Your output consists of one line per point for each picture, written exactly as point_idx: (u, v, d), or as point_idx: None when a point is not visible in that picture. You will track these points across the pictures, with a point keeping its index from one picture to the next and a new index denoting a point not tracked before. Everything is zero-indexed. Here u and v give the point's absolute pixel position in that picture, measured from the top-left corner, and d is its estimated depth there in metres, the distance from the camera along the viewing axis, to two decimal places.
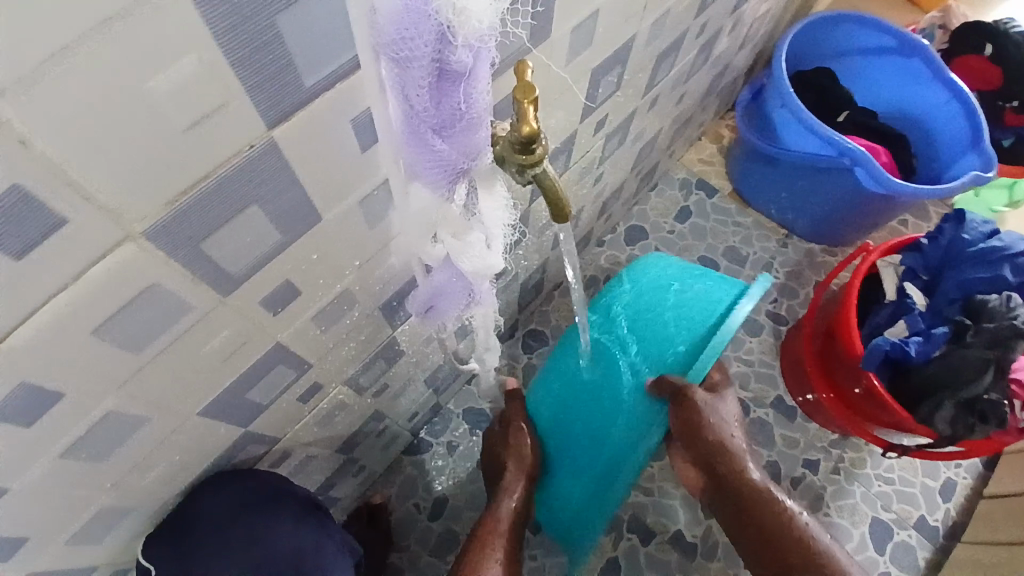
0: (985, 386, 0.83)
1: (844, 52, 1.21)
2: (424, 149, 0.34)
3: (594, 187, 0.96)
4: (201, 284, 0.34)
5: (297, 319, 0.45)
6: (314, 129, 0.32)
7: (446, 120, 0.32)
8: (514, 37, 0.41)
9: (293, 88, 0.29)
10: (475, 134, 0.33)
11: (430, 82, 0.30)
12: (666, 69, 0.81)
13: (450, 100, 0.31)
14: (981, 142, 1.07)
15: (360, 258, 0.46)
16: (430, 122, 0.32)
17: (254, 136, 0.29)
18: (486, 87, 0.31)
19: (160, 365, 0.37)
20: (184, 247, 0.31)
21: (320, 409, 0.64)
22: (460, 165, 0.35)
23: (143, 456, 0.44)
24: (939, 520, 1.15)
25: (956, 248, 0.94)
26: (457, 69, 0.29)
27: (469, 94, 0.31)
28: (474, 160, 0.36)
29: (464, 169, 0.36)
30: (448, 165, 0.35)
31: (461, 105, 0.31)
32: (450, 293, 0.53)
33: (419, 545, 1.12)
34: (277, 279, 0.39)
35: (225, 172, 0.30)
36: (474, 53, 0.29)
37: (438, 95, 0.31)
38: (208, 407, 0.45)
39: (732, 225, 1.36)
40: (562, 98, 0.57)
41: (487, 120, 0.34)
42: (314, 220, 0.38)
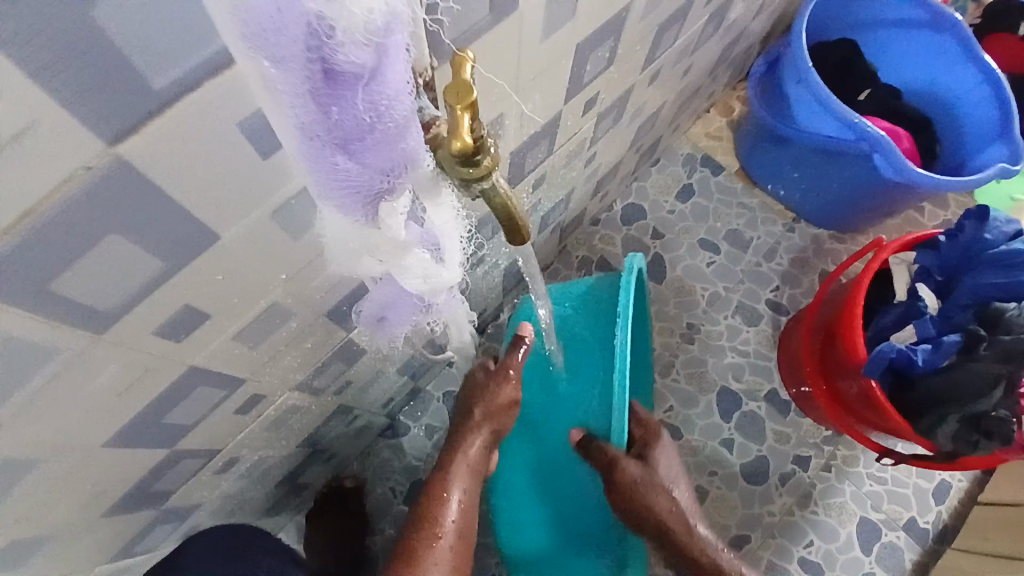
0: (993, 402, 0.77)
1: (867, 23, 1.10)
2: (332, 168, 0.28)
3: (586, 167, 0.88)
4: (64, 326, 0.28)
5: (214, 340, 0.39)
6: (184, 138, 0.25)
7: (351, 134, 0.26)
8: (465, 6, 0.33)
9: (137, 95, 0.22)
10: (395, 146, 0.28)
11: (316, 88, 0.24)
12: (670, 40, 0.72)
13: (350, 109, 0.25)
14: (1011, 130, 0.98)
15: (287, 271, 0.40)
16: (331, 137, 0.26)
17: (89, 156, 0.22)
18: (398, 88, 0.26)
19: (35, 411, 0.31)
20: (24, 290, 0.25)
21: (267, 415, 0.59)
22: (381, 182, 0.30)
23: (41, 494, 0.38)
24: (930, 522, 1.11)
25: (976, 249, 0.87)
26: (351, 70, 0.24)
27: (373, 98, 0.25)
28: (396, 176, 0.30)
29: (387, 187, 0.31)
30: (366, 183, 0.29)
31: (364, 115, 0.25)
32: (401, 302, 0.48)
33: (393, 529, 1.09)
34: (173, 304, 0.33)
35: (61, 201, 0.23)
36: (374, 51, 0.23)
37: (331, 104, 0.25)
38: (116, 438, 0.39)
39: (736, 206, 1.28)
40: (539, 79, 0.49)
41: (410, 128, 0.28)
42: (209, 241, 0.31)
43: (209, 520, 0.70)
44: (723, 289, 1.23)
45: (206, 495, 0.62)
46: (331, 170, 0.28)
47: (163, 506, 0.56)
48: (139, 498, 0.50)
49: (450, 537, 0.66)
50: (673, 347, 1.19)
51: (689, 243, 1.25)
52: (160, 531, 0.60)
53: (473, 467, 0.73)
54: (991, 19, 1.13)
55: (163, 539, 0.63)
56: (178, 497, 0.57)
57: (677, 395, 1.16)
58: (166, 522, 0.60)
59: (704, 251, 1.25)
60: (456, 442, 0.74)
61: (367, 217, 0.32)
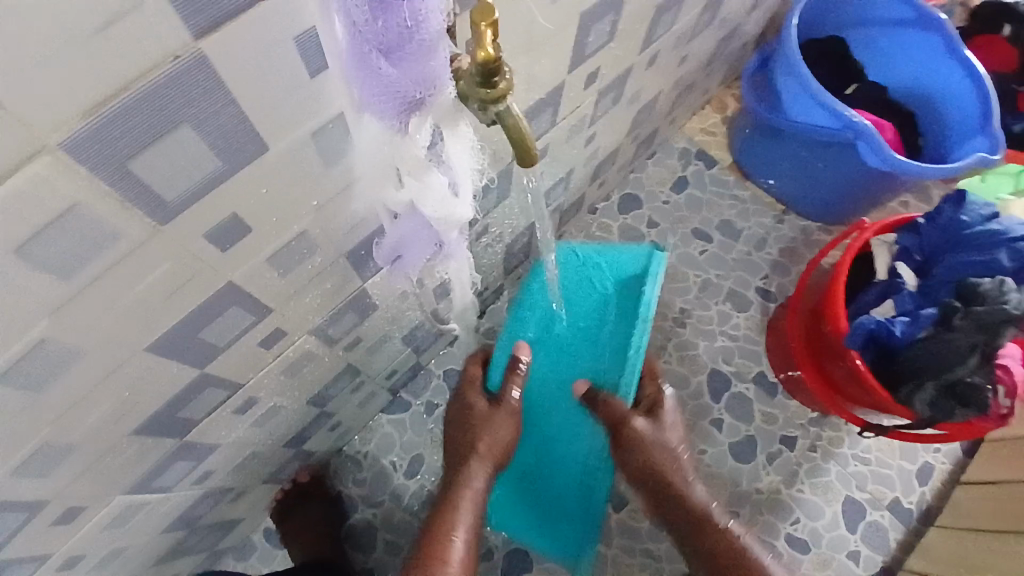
0: (969, 369, 0.83)
1: (856, 20, 1.16)
2: (376, 74, 0.34)
3: (586, 148, 0.92)
4: (133, 210, 0.33)
5: (250, 258, 0.44)
6: (249, 43, 0.30)
7: (392, 41, 0.32)
8: None
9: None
10: (427, 59, 0.33)
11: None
12: (666, 24, 0.77)
13: (395, 16, 0.31)
14: (991, 125, 1.03)
15: (317, 198, 0.44)
16: (375, 41, 0.32)
17: (176, 46, 0.27)
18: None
19: (98, 293, 0.36)
20: (108, 166, 0.30)
21: (286, 357, 0.62)
22: (414, 93, 0.35)
23: (83, 392, 0.42)
24: (913, 503, 1.15)
25: (952, 229, 0.92)
26: None
27: (415, 10, 0.31)
28: (428, 90, 0.35)
29: (420, 101, 0.36)
30: (401, 92, 0.35)
31: (406, 21, 0.31)
32: (415, 241, 0.52)
33: (394, 502, 1.10)
34: (222, 212, 0.37)
35: (145, 85, 0.28)
36: None
37: (380, 11, 0.31)
38: (156, 344, 0.44)
39: (728, 198, 1.33)
40: (545, 43, 0.54)
41: (443, 48, 0.34)
42: (259, 149, 0.36)
43: (223, 467, 0.74)
44: (715, 276, 1.27)
45: (223, 436, 0.66)
46: (372, 74, 0.34)
47: (187, 437, 0.59)
48: (166, 423, 0.54)
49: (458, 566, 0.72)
50: (666, 331, 1.23)
51: (682, 232, 1.30)
52: (179, 468, 0.63)
53: (475, 502, 0.76)
54: (972, 23, 1.20)
55: (179, 479, 0.66)
56: (200, 432, 0.60)
57: (669, 376, 1.20)
58: (185, 459, 0.63)
59: (697, 240, 1.30)
60: (459, 480, 0.78)
61: (398, 126, 0.38)
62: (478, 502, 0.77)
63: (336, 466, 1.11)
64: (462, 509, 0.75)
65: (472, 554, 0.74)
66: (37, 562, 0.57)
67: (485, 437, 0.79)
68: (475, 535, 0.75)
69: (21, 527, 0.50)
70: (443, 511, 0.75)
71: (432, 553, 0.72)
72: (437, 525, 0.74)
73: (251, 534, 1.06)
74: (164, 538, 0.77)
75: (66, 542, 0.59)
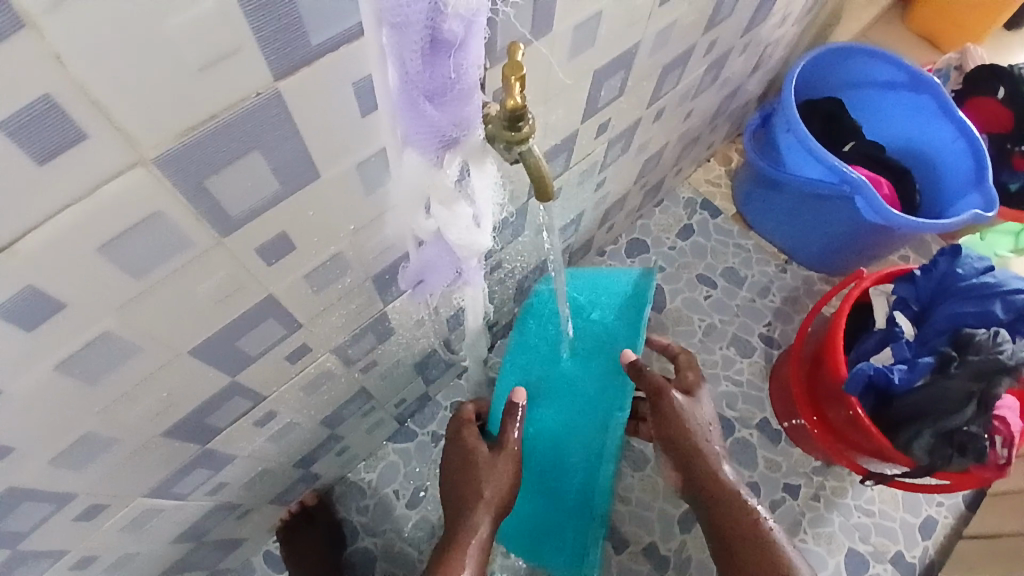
0: (966, 418, 0.85)
1: (854, 83, 1.24)
2: (418, 116, 0.39)
3: (595, 192, 0.98)
4: (203, 221, 0.38)
5: (289, 274, 0.49)
6: (319, 85, 0.36)
7: (437, 88, 0.38)
8: (503, 15, 0.43)
9: (301, 44, 0.33)
10: (463, 105, 0.39)
11: (425, 48, 0.35)
12: (673, 81, 0.84)
13: (442, 68, 0.36)
14: (984, 181, 1.09)
15: (355, 223, 0.50)
16: (423, 89, 0.37)
17: (259, 86, 0.34)
18: (473, 56, 0.37)
19: (159, 295, 0.40)
20: (190, 181, 0.35)
21: (307, 373, 0.66)
22: (450, 132, 0.41)
23: (127, 387, 0.46)
24: (917, 557, 1.14)
25: (948, 282, 0.96)
26: (449, 38, 0.35)
27: (459, 63, 0.37)
28: (461, 129, 0.41)
29: (453, 138, 0.42)
30: (439, 130, 0.41)
31: (452, 73, 0.37)
32: (437, 268, 0.58)
33: (395, 531, 1.10)
34: (274, 228, 0.43)
35: (227, 116, 0.34)
36: (465, 27, 0.35)
37: (431, 63, 0.36)
38: (199, 348, 0.48)
39: (733, 246, 1.38)
40: (561, 95, 0.60)
41: (476, 95, 0.40)
42: (311, 176, 0.42)
43: (235, 481, 0.76)
44: (719, 321, 1.30)
45: (241, 448, 0.69)
46: (417, 115, 0.39)
47: (209, 445, 0.62)
48: (193, 428, 0.57)
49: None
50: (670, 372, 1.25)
51: (688, 278, 1.34)
52: (197, 476, 0.66)
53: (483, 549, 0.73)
54: (963, 90, 1.27)
55: (194, 488, 0.68)
56: (222, 441, 0.63)
57: None
58: (204, 467, 0.65)
59: (702, 286, 1.33)
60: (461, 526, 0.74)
61: (435, 160, 0.44)
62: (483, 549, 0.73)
63: (340, 492, 1.11)
64: (467, 557, 0.72)
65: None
66: (52, 558, 0.59)
67: (489, 484, 0.76)
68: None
69: (46, 518, 0.53)
70: (448, 554, 0.73)
71: None
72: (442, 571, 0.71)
73: (252, 557, 1.06)
74: (171, 549, 0.79)
75: (82, 541, 0.61)
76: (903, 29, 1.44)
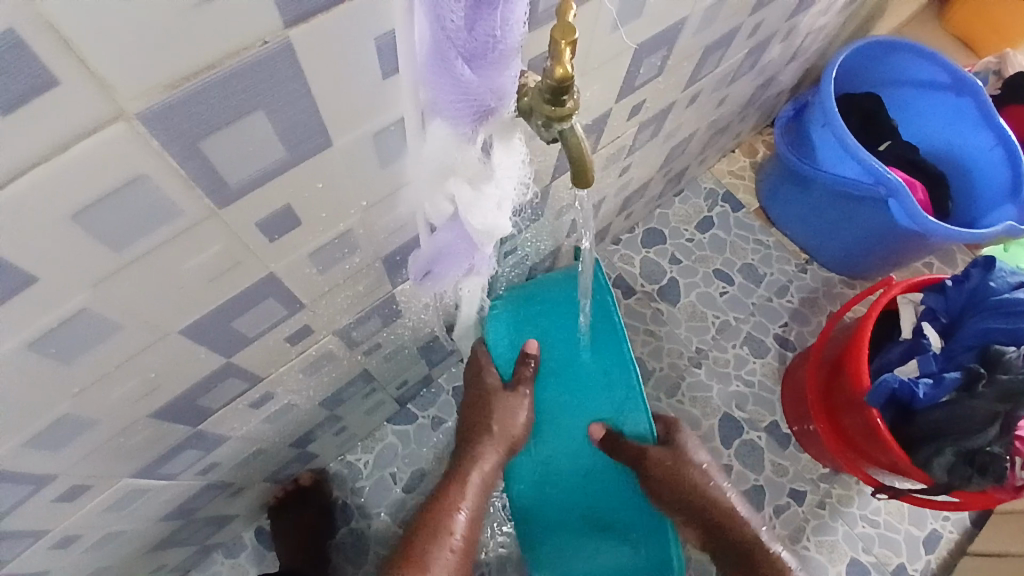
0: (988, 439, 0.81)
1: (894, 80, 1.18)
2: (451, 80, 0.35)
3: (620, 178, 0.93)
4: (194, 187, 0.33)
5: (292, 252, 0.45)
6: (336, 36, 0.32)
7: (477, 49, 0.33)
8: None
9: None
10: (504, 69, 0.35)
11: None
12: (712, 65, 0.79)
13: (485, 26, 0.32)
14: (1021, 192, 1.04)
15: (367, 199, 0.46)
16: (462, 48, 0.33)
17: (268, 32, 0.29)
18: (519, 13, 0.32)
19: (142, 269, 0.36)
20: (181, 140, 0.31)
21: (308, 355, 0.62)
22: (486, 101, 0.36)
23: (107, 366, 0.41)
24: (920, 571, 1.10)
25: (980, 295, 0.90)
26: None
27: (505, 19, 0.32)
28: (499, 98, 0.37)
29: (490, 108, 0.37)
30: (475, 100, 0.36)
31: (496, 30, 0.32)
32: (453, 257, 0.53)
33: (389, 516, 1.06)
34: (276, 201, 0.39)
35: (227, 67, 0.29)
36: None
37: (474, 18, 0.31)
38: (190, 327, 0.44)
39: (753, 242, 1.32)
40: (600, 69, 0.55)
41: (517, 59, 0.35)
42: (322, 144, 0.37)
43: (228, 461, 0.72)
44: (734, 319, 1.25)
45: (235, 429, 0.65)
46: (454, 80, 0.34)
47: (199, 426, 0.58)
48: (182, 410, 0.53)
49: (459, 550, 0.72)
50: (681, 368, 1.21)
51: (705, 272, 1.29)
52: (186, 457, 0.62)
53: (482, 485, 0.76)
54: (1004, 94, 1.21)
55: (186, 467, 0.65)
56: (213, 422, 0.59)
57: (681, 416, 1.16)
58: (194, 448, 0.61)
59: (719, 281, 1.28)
60: (469, 460, 0.76)
61: (466, 134, 0.39)
62: (482, 486, 0.75)
63: (335, 473, 1.08)
64: (468, 491, 0.75)
65: (473, 534, 0.75)
66: (32, 536, 0.55)
67: (500, 418, 0.77)
68: (478, 514, 0.76)
69: (24, 498, 0.49)
70: (450, 486, 0.76)
71: (428, 535, 0.72)
72: (438, 505, 0.74)
73: (242, 532, 1.04)
74: (160, 527, 0.76)
75: (66, 520, 0.57)
76: (943, 29, 1.37)
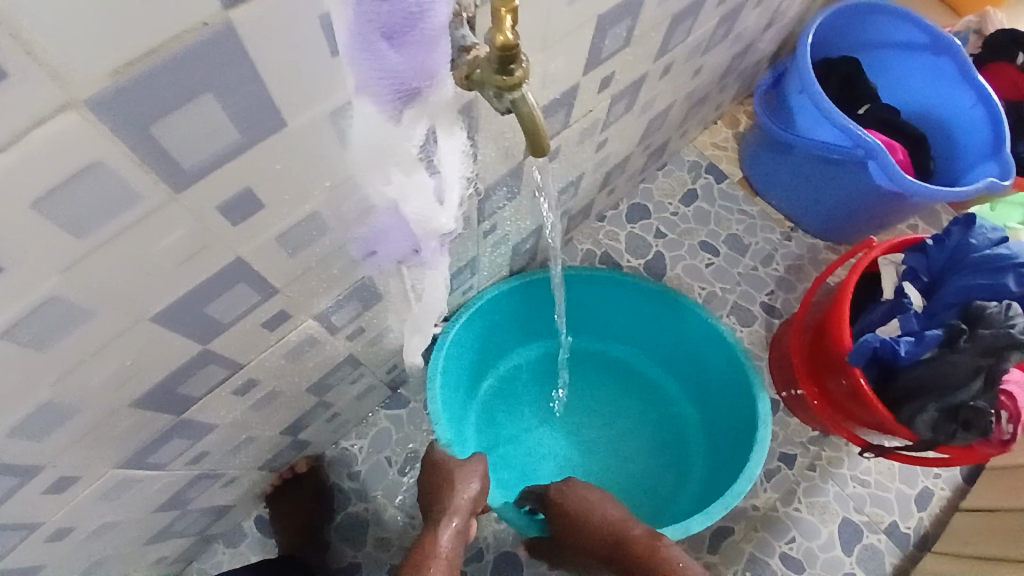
0: (972, 393, 0.83)
1: (871, 43, 1.17)
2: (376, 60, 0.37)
3: (597, 153, 0.93)
4: (151, 172, 0.34)
5: (260, 233, 0.45)
6: (277, 14, 0.32)
7: (398, 31, 0.35)
8: None
9: None
10: (425, 51, 0.37)
11: None
12: (682, 33, 0.78)
13: (404, 8, 0.34)
14: (1002, 149, 1.04)
15: (331, 179, 0.46)
16: (382, 29, 0.35)
17: (207, 14, 0.29)
18: None
19: (109, 256, 0.37)
20: (131, 125, 0.31)
21: (288, 340, 0.62)
22: (411, 82, 0.38)
23: (83, 355, 0.42)
24: (911, 528, 1.12)
25: (962, 253, 0.91)
26: None
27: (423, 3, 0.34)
28: (423, 80, 0.39)
29: (414, 90, 0.39)
30: (399, 80, 0.38)
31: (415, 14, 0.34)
32: (396, 244, 0.57)
33: (386, 498, 1.08)
34: (236, 183, 0.39)
35: (172, 50, 0.29)
36: None
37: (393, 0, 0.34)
38: (163, 313, 0.44)
39: (737, 213, 1.32)
40: (562, 42, 0.55)
41: (438, 42, 0.37)
42: (277, 125, 0.38)
43: (218, 450, 0.73)
44: (720, 289, 1.26)
45: (222, 416, 0.66)
46: (374, 58, 0.36)
47: (183, 414, 0.59)
48: (163, 397, 0.54)
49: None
50: None
51: (690, 244, 1.29)
52: (173, 445, 0.63)
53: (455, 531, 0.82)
54: (985, 52, 1.21)
55: (175, 456, 0.66)
56: (198, 410, 0.60)
57: None
58: (180, 436, 0.62)
59: (704, 253, 1.29)
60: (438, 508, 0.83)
61: (392, 112, 0.41)
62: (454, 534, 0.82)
63: (331, 458, 1.09)
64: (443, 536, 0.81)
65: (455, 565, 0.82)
66: (26, 528, 0.57)
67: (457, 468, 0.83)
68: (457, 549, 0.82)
69: (15, 489, 0.50)
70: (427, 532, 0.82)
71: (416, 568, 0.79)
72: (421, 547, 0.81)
73: (242, 520, 1.05)
74: (155, 516, 0.77)
75: (59, 511, 0.58)
76: None
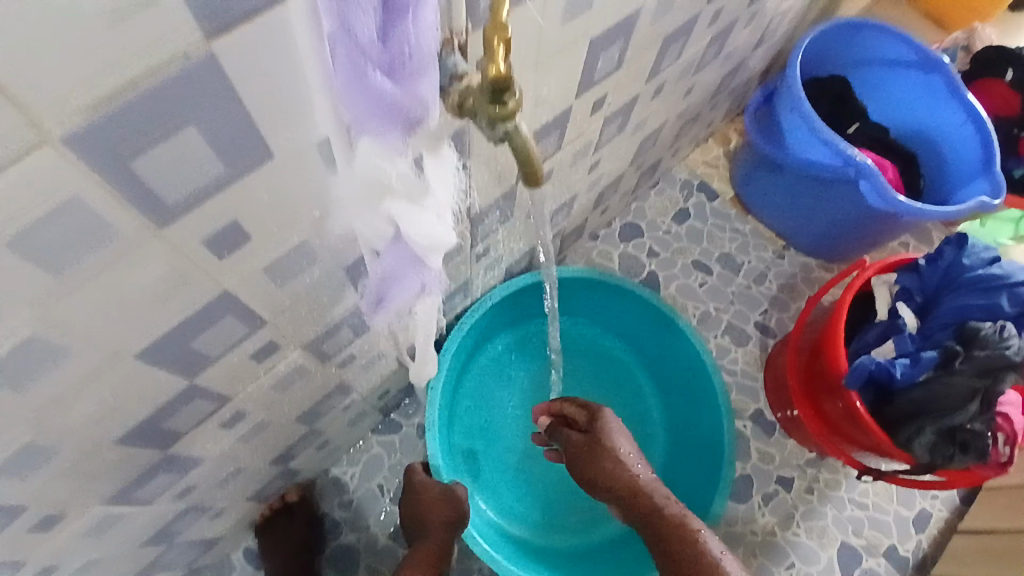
0: (969, 416, 0.82)
1: (860, 61, 1.19)
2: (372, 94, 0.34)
3: (590, 173, 0.93)
4: (130, 208, 0.33)
5: (246, 265, 0.44)
6: (255, 46, 0.31)
7: (392, 59, 0.33)
8: None
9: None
10: (419, 80, 0.34)
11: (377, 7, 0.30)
12: (674, 54, 0.79)
13: (395, 34, 0.32)
14: (991, 167, 1.05)
15: (320, 209, 0.45)
16: (375, 59, 0.32)
17: (187, 45, 0.28)
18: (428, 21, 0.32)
19: (88, 293, 0.35)
20: (109, 160, 0.30)
21: (276, 371, 0.61)
22: (410, 111, 0.36)
23: (61, 393, 0.40)
24: (911, 551, 1.10)
25: (955, 272, 0.91)
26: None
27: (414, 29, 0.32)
28: (421, 108, 0.36)
29: (412, 120, 0.37)
30: (397, 109, 0.35)
31: (406, 40, 0.32)
32: (400, 280, 0.50)
33: (379, 528, 1.05)
34: (222, 215, 0.38)
35: (151, 84, 0.28)
36: None
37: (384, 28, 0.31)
38: (146, 350, 0.43)
39: (729, 231, 1.33)
40: (555, 65, 0.55)
41: (430, 69, 0.34)
42: (261, 155, 0.37)
43: (205, 483, 0.71)
44: (714, 309, 1.26)
45: (209, 449, 0.64)
46: (367, 91, 0.33)
47: (168, 450, 0.57)
48: (148, 433, 0.52)
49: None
50: None
51: (683, 263, 1.29)
52: (159, 480, 0.61)
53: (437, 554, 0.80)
54: (972, 70, 1.22)
55: (162, 490, 0.64)
56: (184, 443, 0.58)
57: None
58: (166, 471, 0.60)
59: (697, 272, 1.29)
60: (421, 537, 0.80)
61: (394, 145, 0.38)
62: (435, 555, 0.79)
63: (322, 487, 1.07)
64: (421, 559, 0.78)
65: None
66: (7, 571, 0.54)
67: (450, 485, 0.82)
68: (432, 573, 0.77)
69: None
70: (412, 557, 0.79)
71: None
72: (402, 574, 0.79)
73: (230, 552, 1.02)
74: (141, 552, 0.74)
75: (40, 551, 0.56)
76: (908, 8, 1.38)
